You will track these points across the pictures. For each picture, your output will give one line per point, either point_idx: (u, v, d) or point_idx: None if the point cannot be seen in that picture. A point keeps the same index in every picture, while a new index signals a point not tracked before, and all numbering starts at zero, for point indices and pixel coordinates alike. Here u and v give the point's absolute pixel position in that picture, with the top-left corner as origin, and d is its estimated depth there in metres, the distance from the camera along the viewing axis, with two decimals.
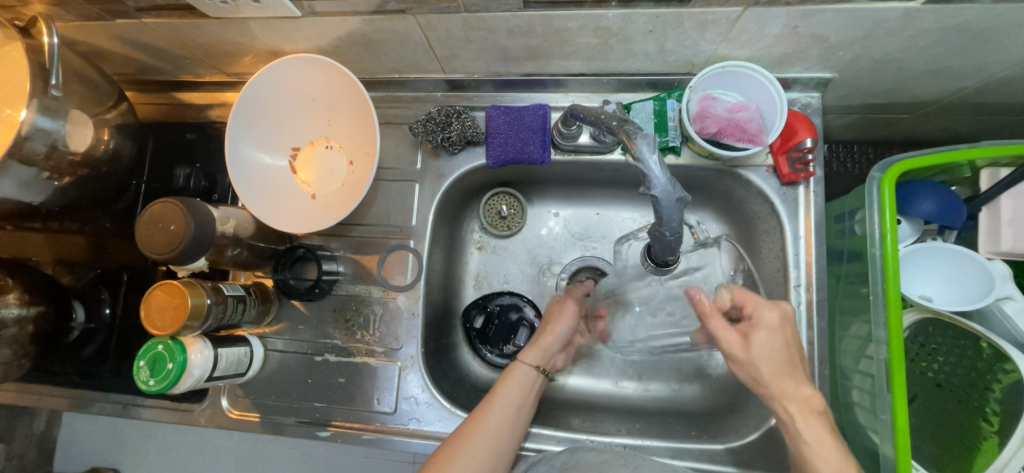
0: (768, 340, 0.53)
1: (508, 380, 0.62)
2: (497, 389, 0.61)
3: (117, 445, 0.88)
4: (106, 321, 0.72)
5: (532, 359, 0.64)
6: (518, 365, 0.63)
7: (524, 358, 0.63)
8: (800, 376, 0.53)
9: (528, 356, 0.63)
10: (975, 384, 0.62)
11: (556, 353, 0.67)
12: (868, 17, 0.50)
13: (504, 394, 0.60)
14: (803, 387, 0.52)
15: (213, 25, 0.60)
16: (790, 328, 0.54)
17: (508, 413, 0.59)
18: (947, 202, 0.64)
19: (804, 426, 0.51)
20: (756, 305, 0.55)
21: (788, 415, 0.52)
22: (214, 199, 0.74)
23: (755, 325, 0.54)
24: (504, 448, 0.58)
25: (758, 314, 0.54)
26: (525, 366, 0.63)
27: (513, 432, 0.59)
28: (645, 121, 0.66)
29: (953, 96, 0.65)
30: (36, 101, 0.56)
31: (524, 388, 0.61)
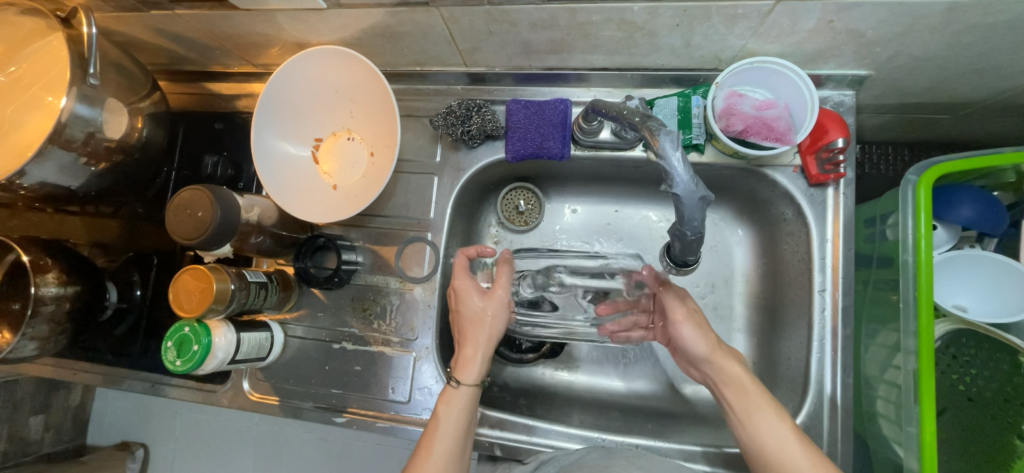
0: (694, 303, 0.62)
1: (448, 403, 0.58)
2: (437, 414, 0.58)
3: (146, 420, 0.92)
4: (137, 301, 0.75)
5: (471, 377, 0.60)
6: (457, 388, 0.59)
7: (466, 381, 0.59)
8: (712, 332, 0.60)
9: (468, 375, 0.59)
10: (1011, 400, 0.60)
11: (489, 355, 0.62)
12: (909, 11, 0.48)
13: (445, 415, 0.58)
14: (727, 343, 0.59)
15: (242, 16, 0.61)
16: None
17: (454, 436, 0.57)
18: (987, 208, 0.61)
19: (746, 379, 0.56)
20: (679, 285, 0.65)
21: (729, 368, 0.57)
22: (240, 187, 0.76)
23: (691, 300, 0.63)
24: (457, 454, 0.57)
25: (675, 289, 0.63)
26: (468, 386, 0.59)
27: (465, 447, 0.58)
28: (668, 118, 0.65)
29: (999, 96, 0.62)
30: (75, 89, 0.58)
31: (465, 408, 0.59)
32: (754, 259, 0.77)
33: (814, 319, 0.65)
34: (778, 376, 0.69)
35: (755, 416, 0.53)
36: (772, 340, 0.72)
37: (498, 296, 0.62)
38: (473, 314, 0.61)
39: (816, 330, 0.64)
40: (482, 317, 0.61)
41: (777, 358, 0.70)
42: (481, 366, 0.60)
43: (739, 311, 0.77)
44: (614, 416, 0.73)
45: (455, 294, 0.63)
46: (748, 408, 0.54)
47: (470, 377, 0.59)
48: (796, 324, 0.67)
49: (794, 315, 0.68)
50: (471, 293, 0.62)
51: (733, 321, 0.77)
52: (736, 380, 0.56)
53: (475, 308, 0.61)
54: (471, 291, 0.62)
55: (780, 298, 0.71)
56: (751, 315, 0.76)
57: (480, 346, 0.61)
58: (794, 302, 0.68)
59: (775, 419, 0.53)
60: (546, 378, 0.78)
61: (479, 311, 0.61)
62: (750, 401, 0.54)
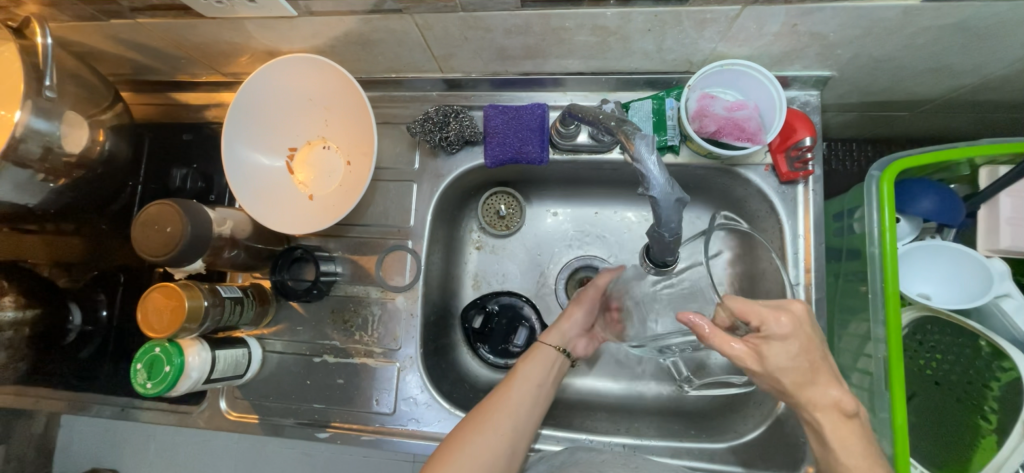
0: (782, 346, 0.48)
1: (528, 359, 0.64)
2: (517, 368, 0.63)
3: (117, 445, 0.88)
4: (103, 323, 0.72)
5: (552, 339, 0.66)
6: (540, 345, 0.66)
7: (545, 339, 0.66)
8: (830, 377, 0.49)
9: (548, 337, 0.66)
10: (973, 382, 0.63)
11: (577, 336, 0.69)
12: (867, 14, 0.50)
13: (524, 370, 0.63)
14: (829, 391, 0.49)
15: (208, 25, 0.59)
16: (808, 330, 0.49)
17: (527, 391, 0.61)
18: (946, 200, 0.64)
19: (834, 436, 0.49)
20: (762, 316, 0.48)
21: (814, 419, 0.49)
22: (211, 200, 0.74)
23: (769, 339, 0.48)
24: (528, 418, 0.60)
25: (767, 326, 0.48)
26: (548, 346, 0.66)
27: (533, 411, 0.60)
28: (643, 120, 0.66)
29: (952, 94, 0.65)
30: (29, 102, 0.55)
31: (543, 368, 0.63)
32: None
33: None
34: None
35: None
36: None
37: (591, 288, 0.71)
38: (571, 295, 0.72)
39: None
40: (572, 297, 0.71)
41: None
42: (563, 332, 0.67)
43: None
44: (602, 417, 0.73)
45: None
46: (833, 462, 0.49)
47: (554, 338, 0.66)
48: None
49: None
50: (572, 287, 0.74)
51: None
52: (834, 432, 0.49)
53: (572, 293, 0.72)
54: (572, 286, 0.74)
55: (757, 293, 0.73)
56: None
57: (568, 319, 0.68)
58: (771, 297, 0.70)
59: None
60: None
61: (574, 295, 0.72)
62: (836, 454, 0.49)
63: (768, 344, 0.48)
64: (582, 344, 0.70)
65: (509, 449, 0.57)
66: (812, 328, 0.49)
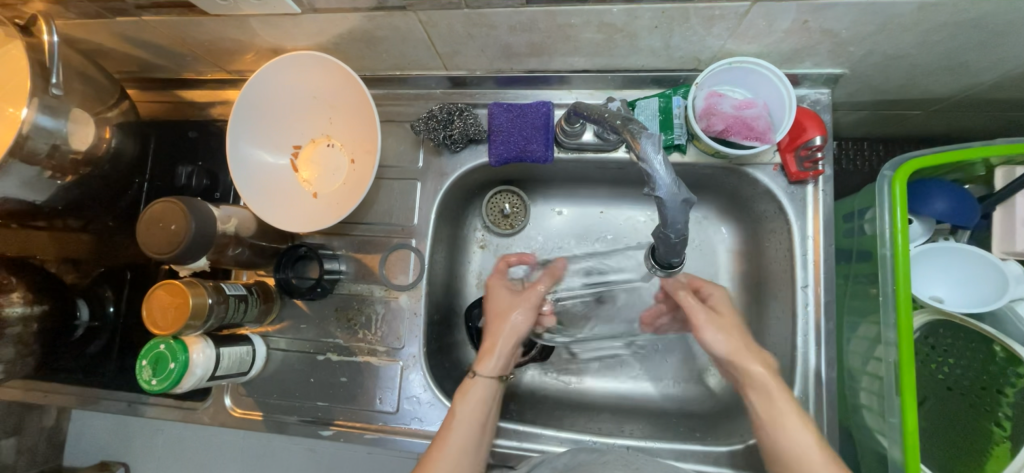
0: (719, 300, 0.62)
1: (465, 397, 0.59)
2: (454, 408, 0.59)
3: (125, 439, 0.89)
4: (110, 319, 0.73)
5: (489, 370, 0.61)
6: (474, 379, 0.60)
7: (483, 372, 0.60)
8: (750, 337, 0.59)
9: (486, 369, 0.60)
10: (987, 388, 0.61)
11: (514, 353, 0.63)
12: (881, 10, 0.49)
13: (463, 409, 0.58)
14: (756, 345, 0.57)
15: (213, 22, 0.59)
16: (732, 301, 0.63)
17: (468, 434, 0.57)
18: (960, 201, 0.63)
19: (774, 387, 0.54)
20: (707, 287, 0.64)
21: (751, 373, 0.56)
22: (216, 198, 0.74)
23: (716, 298, 0.62)
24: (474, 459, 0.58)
25: (711, 292, 0.63)
26: (484, 380, 0.60)
27: (478, 448, 0.58)
28: (649, 119, 0.65)
29: (967, 92, 0.64)
30: (36, 100, 0.56)
31: (483, 402, 0.59)
32: (738, 257, 0.78)
33: (797, 315, 0.65)
34: None
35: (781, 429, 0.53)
36: (757, 336, 0.73)
37: (529, 298, 0.63)
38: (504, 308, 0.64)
39: (799, 325, 0.65)
40: (506, 312, 0.63)
41: None
42: (501, 358, 0.61)
43: None
44: (606, 418, 0.73)
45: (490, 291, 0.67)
46: (773, 414, 0.53)
47: (492, 368, 0.61)
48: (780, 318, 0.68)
49: (778, 309, 0.69)
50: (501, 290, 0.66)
51: None
52: (760, 382, 0.55)
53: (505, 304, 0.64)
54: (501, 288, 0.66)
55: (764, 295, 0.72)
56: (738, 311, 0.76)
57: (500, 340, 0.62)
58: (779, 299, 0.69)
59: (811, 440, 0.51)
60: (534, 381, 0.78)
61: (506, 306, 0.64)
62: (774, 406, 0.54)
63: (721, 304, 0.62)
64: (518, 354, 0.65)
65: None
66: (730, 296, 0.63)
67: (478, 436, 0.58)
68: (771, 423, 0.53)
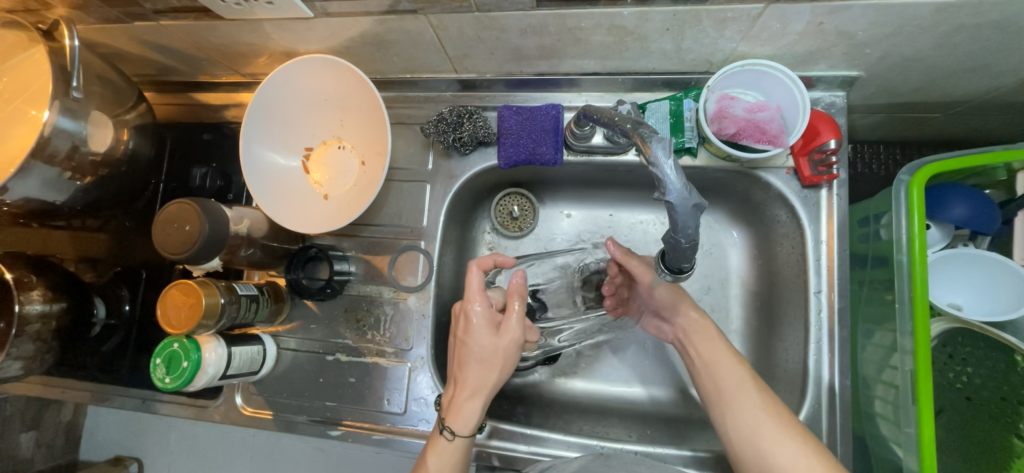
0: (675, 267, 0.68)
1: (436, 453, 0.57)
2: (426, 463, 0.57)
3: (139, 435, 0.90)
4: (126, 317, 0.74)
5: (461, 424, 0.57)
6: (451, 440, 0.57)
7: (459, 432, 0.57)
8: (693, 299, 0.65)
9: (461, 429, 0.57)
10: (1008, 399, 0.60)
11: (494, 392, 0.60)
12: (899, 12, 0.48)
13: (436, 465, 0.56)
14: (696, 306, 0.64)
15: (228, 26, 0.60)
16: None
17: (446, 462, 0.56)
18: (981, 207, 0.61)
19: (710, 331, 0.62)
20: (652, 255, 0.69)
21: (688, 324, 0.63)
22: (229, 199, 0.75)
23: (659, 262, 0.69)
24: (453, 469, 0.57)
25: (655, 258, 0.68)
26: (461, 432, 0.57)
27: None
28: (660, 122, 0.64)
29: (988, 94, 0.62)
30: (58, 102, 0.57)
31: (453, 455, 0.57)
32: (749, 262, 0.77)
33: (810, 321, 0.64)
34: (777, 377, 0.69)
35: (724, 380, 0.57)
36: (768, 341, 0.72)
37: (509, 342, 0.59)
38: (486, 352, 0.58)
39: (813, 331, 0.64)
40: (491, 358, 0.58)
41: (774, 358, 0.70)
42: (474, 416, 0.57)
43: (735, 313, 0.77)
44: (613, 423, 0.72)
45: (466, 322, 0.59)
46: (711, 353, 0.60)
47: (463, 428, 0.57)
48: (792, 324, 0.67)
49: (790, 315, 0.68)
50: (481, 325, 0.58)
51: (729, 322, 0.76)
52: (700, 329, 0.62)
53: (485, 348, 0.58)
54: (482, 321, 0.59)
55: (776, 300, 0.71)
56: (748, 315, 0.76)
57: (481, 390, 0.58)
58: (791, 305, 0.68)
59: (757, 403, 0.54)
60: (542, 384, 0.77)
61: (489, 353, 0.58)
62: (711, 345, 0.60)
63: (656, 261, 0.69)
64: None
65: None
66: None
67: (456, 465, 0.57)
68: (708, 363, 0.59)
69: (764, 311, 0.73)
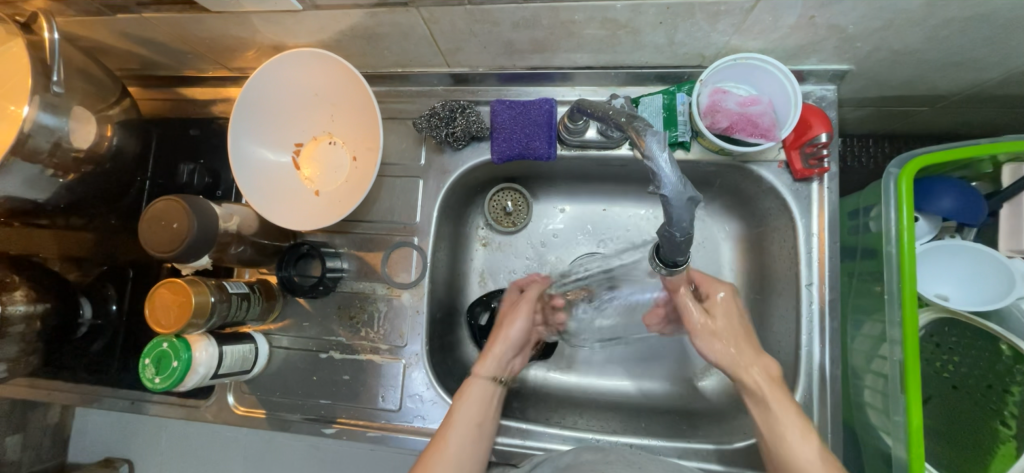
0: (724, 311, 0.63)
1: (462, 398, 0.61)
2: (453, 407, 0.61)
3: (129, 436, 0.89)
4: (112, 317, 0.73)
5: (487, 371, 0.64)
6: (472, 379, 0.63)
7: (479, 372, 0.63)
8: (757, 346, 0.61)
9: (482, 369, 0.63)
10: (993, 386, 0.61)
11: (513, 356, 0.67)
12: (888, 5, 0.48)
13: (461, 408, 0.60)
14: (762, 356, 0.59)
15: (214, 19, 0.59)
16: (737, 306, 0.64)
17: (469, 433, 0.59)
18: (967, 199, 0.62)
19: (770, 394, 0.56)
20: (709, 288, 0.64)
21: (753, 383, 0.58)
22: (218, 196, 0.74)
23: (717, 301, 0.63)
24: (475, 452, 0.59)
25: (710, 296, 0.64)
26: (482, 380, 0.63)
27: (477, 450, 0.59)
28: (653, 116, 0.64)
29: (975, 88, 0.63)
30: (38, 98, 0.55)
31: (479, 404, 0.61)
32: (742, 255, 0.77)
33: (801, 313, 0.65)
34: None
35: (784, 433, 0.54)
36: (761, 333, 0.72)
37: (522, 306, 0.67)
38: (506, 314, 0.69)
39: (804, 323, 0.65)
40: (507, 317, 0.68)
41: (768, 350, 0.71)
42: (494, 359, 0.64)
43: None
44: (608, 416, 0.72)
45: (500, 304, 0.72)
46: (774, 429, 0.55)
47: (483, 368, 0.63)
48: (784, 314, 0.68)
49: (782, 307, 0.69)
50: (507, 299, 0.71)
51: None
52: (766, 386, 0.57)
53: (504, 311, 0.69)
54: (508, 298, 0.71)
55: (768, 292, 0.72)
56: None
57: (500, 344, 0.65)
58: (783, 296, 0.69)
59: (814, 455, 0.52)
60: (537, 378, 0.78)
61: (505, 317, 0.68)
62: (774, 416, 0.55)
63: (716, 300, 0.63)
64: (519, 359, 0.69)
65: None
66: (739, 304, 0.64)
67: (478, 434, 0.59)
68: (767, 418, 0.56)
69: (757, 303, 0.74)
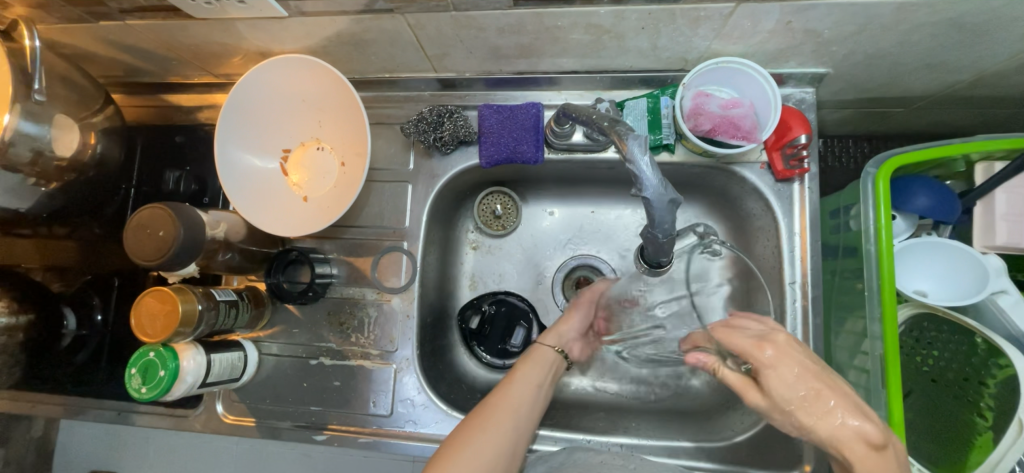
0: (780, 378, 0.49)
1: (527, 360, 0.64)
2: (517, 368, 0.63)
3: (115, 447, 0.87)
4: (98, 327, 0.72)
5: (550, 341, 0.67)
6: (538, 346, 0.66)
7: (544, 340, 0.66)
8: (840, 403, 0.48)
9: (547, 338, 0.67)
10: (969, 379, 0.62)
11: (576, 339, 0.69)
12: (861, 11, 0.50)
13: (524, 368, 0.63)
14: (850, 425, 0.46)
15: (198, 26, 0.59)
16: (797, 353, 0.50)
17: (528, 392, 0.61)
18: (942, 197, 0.64)
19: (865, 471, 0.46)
20: (746, 349, 0.50)
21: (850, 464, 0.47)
22: (205, 203, 0.73)
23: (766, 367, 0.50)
24: (531, 411, 0.61)
25: (755, 357, 0.50)
26: (546, 347, 0.66)
27: (534, 408, 0.61)
28: (638, 120, 0.65)
29: (947, 89, 0.65)
30: (19, 106, 0.55)
31: (543, 367, 0.64)
32: None
33: (785, 312, 0.66)
34: None
35: None
36: None
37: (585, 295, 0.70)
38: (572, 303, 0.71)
39: (788, 320, 0.66)
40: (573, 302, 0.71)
41: None
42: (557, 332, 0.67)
43: None
44: (599, 417, 0.73)
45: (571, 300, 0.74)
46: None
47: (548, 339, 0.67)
48: None
49: None
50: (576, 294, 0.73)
51: None
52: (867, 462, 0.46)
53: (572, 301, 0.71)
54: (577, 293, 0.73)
55: None
56: None
57: (566, 322, 0.69)
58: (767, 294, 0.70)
59: None
60: None
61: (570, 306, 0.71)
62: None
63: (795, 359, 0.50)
64: (580, 348, 0.70)
65: (511, 446, 0.57)
66: (801, 354, 0.50)
67: (536, 395, 0.61)
68: None
69: None
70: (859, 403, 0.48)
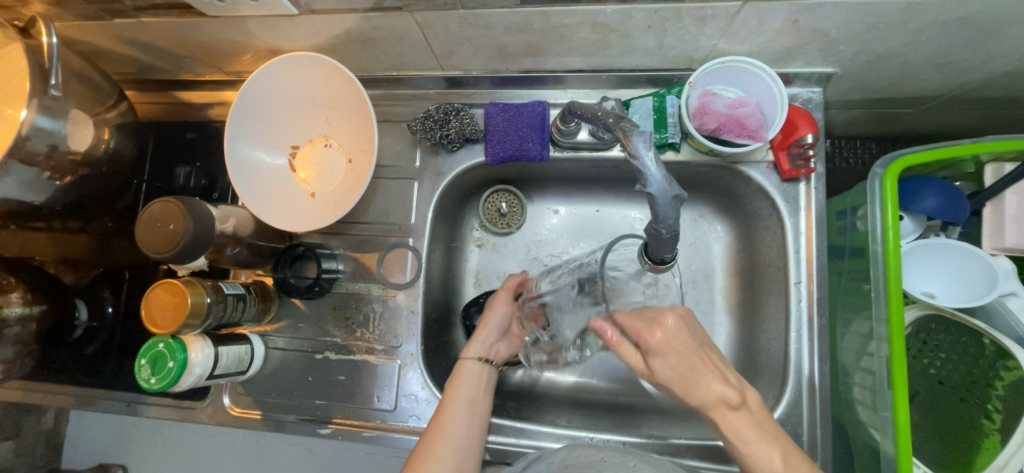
0: (661, 341, 0.51)
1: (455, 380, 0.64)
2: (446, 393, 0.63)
3: (123, 441, 0.89)
4: (109, 319, 0.73)
5: (472, 353, 0.66)
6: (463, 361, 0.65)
7: (467, 355, 0.65)
8: (716, 372, 0.49)
9: (469, 352, 0.66)
10: (977, 382, 0.62)
11: (499, 342, 0.68)
12: (870, 9, 0.50)
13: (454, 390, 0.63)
14: (714, 388, 0.48)
15: (211, 24, 0.60)
16: (686, 337, 0.51)
17: (459, 411, 0.61)
18: (950, 198, 0.63)
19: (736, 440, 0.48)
20: (637, 331, 0.52)
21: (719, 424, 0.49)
22: (214, 198, 0.74)
23: (659, 343, 0.51)
24: (471, 432, 0.60)
25: (644, 339, 0.51)
26: (470, 361, 0.65)
27: (471, 427, 0.61)
28: (643, 118, 0.65)
29: (957, 90, 0.65)
30: (35, 101, 0.56)
31: (474, 381, 0.64)
32: (733, 255, 0.78)
33: (790, 311, 0.66)
34: (760, 367, 0.71)
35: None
36: (752, 332, 0.73)
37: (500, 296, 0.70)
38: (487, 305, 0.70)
39: (793, 321, 0.66)
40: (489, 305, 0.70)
41: (758, 348, 0.72)
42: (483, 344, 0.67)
43: (719, 305, 0.78)
44: (601, 416, 0.73)
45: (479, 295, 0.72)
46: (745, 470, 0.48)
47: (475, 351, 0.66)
48: (774, 310, 0.69)
49: (771, 306, 0.70)
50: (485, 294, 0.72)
51: (714, 315, 0.78)
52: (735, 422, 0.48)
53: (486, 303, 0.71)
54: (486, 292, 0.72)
55: (758, 291, 0.73)
56: (733, 310, 0.77)
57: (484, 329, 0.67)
58: (772, 295, 0.70)
59: None
60: (532, 379, 0.78)
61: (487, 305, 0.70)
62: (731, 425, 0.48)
63: (649, 326, 0.52)
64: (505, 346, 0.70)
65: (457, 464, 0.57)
66: (689, 334, 0.51)
67: (472, 412, 0.61)
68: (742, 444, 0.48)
69: (748, 302, 0.75)
70: (724, 367, 0.50)
